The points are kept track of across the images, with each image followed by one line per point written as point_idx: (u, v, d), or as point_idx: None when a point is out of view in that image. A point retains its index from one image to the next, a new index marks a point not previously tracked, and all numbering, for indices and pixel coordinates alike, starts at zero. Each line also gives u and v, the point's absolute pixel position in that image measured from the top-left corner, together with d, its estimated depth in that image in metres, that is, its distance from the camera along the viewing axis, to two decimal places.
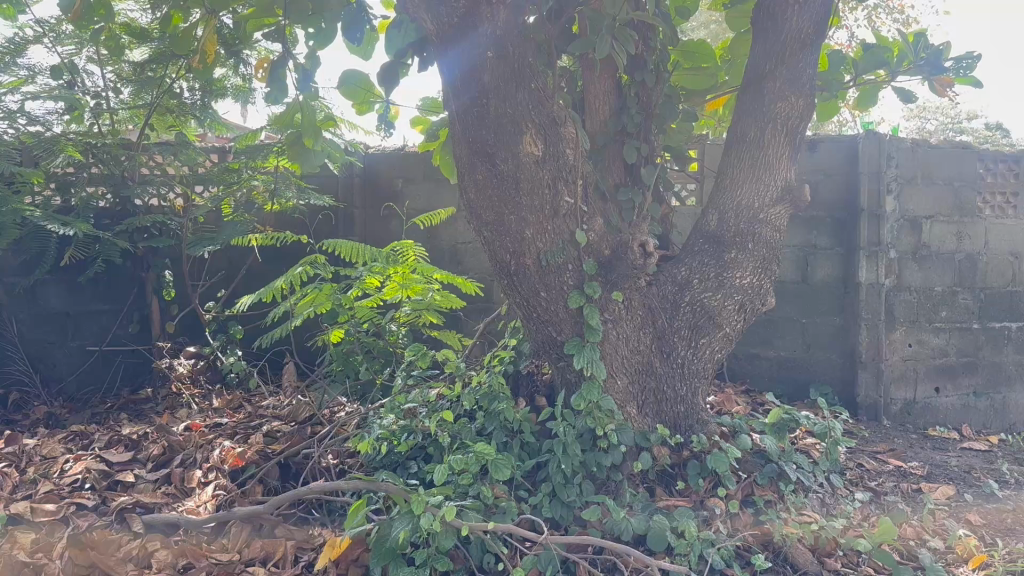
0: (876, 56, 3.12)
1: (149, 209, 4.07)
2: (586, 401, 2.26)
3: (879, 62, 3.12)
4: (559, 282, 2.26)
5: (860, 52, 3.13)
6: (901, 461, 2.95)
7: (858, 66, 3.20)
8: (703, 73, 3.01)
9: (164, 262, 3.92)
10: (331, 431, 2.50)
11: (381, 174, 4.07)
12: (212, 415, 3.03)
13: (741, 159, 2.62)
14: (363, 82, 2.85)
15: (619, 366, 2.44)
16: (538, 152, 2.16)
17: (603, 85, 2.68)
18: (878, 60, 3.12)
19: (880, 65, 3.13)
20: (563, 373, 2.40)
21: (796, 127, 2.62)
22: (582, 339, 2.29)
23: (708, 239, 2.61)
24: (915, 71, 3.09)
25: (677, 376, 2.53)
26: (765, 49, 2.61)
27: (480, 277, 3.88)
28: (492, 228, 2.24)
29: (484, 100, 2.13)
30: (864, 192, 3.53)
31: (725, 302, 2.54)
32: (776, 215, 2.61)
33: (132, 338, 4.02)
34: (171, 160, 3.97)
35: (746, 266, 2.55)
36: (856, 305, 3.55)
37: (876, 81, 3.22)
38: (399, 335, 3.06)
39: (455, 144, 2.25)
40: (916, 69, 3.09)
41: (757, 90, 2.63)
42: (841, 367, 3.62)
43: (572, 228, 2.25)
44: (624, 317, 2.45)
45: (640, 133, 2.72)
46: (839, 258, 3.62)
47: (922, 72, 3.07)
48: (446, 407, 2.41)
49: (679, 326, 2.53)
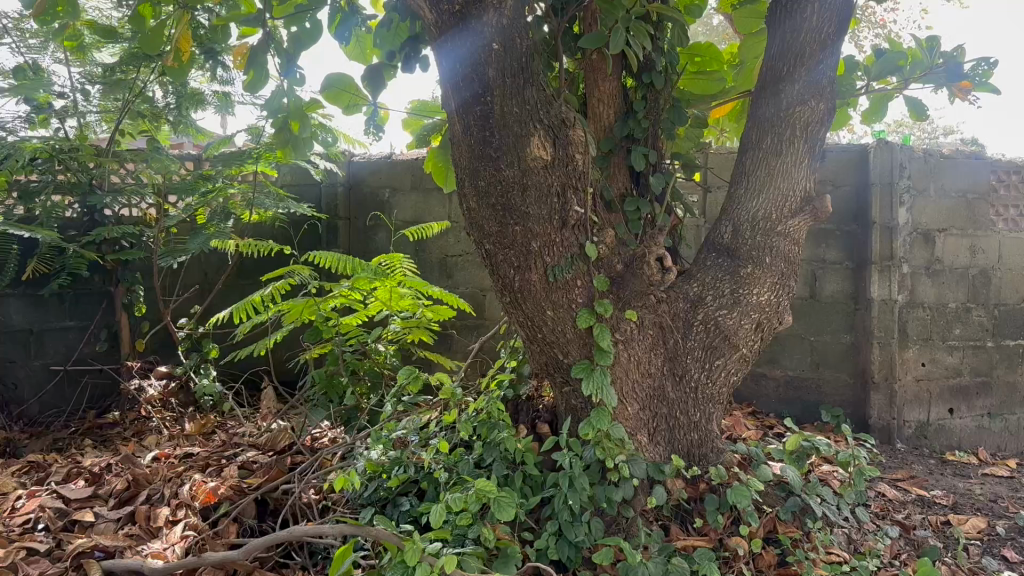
0: (892, 60, 2.89)
1: (119, 219, 3.85)
2: (594, 430, 2.08)
3: (895, 66, 2.89)
4: (567, 299, 2.05)
5: (876, 57, 2.89)
6: (924, 489, 2.77)
7: (872, 71, 2.98)
8: (712, 75, 2.83)
9: (135, 276, 3.68)
10: (313, 464, 2.28)
11: (365, 183, 3.86)
12: (182, 443, 2.79)
13: (758, 168, 2.44)
14: (348, 85, 2.61)
15: (629, 390, 2.24)
16: (546, 157, 1.97)
17: (609, 87, 2.50)
18: (895, 63, 2.88)
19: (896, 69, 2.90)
20: (568, 399, 2.20)
21: (816, 132, 2.42)
22: (592, 360, 2.08)
23: (722, 254, 2.42)
24: (929, 79, 2.91)
25: (690, 400, 2.34)
26: (782, 49, 2.43)
27: (471, 292, 3.68)
28: (495, 240, 2.03)
29: (488, 97, 1.93)
30: (876, 204, 3.35)
31: (743, 321, 2.35)
32: (795, 227, 2.41)
33: (100, 357, 3.78)
34: (143, 168, 3.75)
35: (764, 281, 2.35)
36: (868, 323, 3.36)
37: (889, 88, 3.02)
38: (387, 355, 2.83)
39: (453, 146, 2.05)
40: (929, 77, 2.91)
41: (774, 93, 2.44)
42: (851, 387, 3.44)
43: (582, 240, 2.05)
44: (635, 338, 2.24)
45: (648, 139, 2.53)
46: (847, 273, 3.45)
47: (936, 80, 2.88)
48: (440, 437, 2.20)
49: (692, 347, 2.34)
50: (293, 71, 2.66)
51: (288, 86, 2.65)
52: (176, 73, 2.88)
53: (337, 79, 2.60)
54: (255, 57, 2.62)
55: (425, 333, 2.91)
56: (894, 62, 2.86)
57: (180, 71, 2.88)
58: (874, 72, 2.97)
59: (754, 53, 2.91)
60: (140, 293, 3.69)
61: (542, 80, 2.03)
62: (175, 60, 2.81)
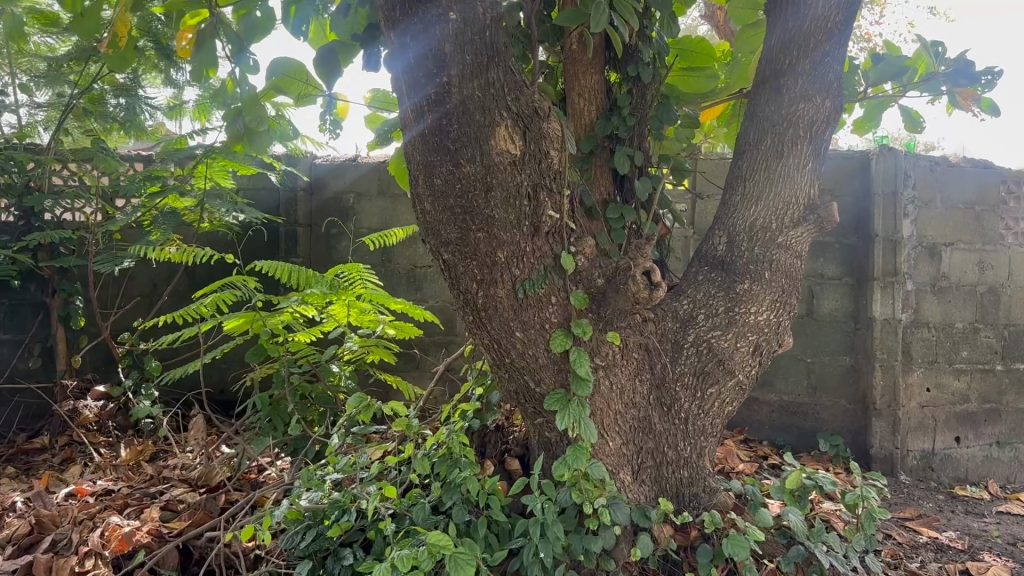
0: (894, 66, 2.63)
1: (59, 224, 3.53)
2: (570, 470, 1.80)
3: (897, 73, 2.64)
4: (539, 319, 1.77)
5: (876, 63, 2.64)
6: (936, 531, 2.50)
7: (871, 77, 2.73)
8: (702, 73, 2.55)
9: (74, 285, 3.36)
10: (246, 506, 1.98)
11: (327, 188, 3.57)
12: (107, 476, 2.47)
13: (756, 171, 2.18)
14: (298, 70, 2.32)
15: (612, 423, 1.95)
16: (514, 151, 1.69)
17: (591, 81, 2.23)
18: (897, 70, 2.62)
19: (898, 75, 2.64)
20: (540, 432, 1.92)
21: (822, 133, 2.16)
22: (568, 390, 1.80)
23: (716, 267, 2.16)
24: (928, 87, 2.67)
25: (679, 434, 2.07)
26: (783, 41, 2.17)
27: (441, 306, 3.39)
28: (455, 248, 1.74)
29: (447, 79, 1.66)
30: (879, 217, 3.09)
31: (739, 343, 2.08)
32: (797, 239, 2.15)
33: (34, 374, 3.43)
34: (85, 168, 3.45)
35: (763, 299, 2.09)
36: (869, 344, 3.11)
37: (887, 95, 2.77)
38: (342, 376, 2.54)
39: (404, 134, 1.77)
40: (929, 84, 2.66)
41: (774, 89, 2.19)
42: (851, 414, 3.18)
43: (556, 250, 1.79)
44: (618, 363, 1.96)
45: (634, 139, 2.26)
46: (848, 289, 3.19)
47: (937, 88, 2.64)
48: (392, 476, 1.90)
49: (681, 372, 2.08)
50: (244, 58, 2.37)
51: (240, 74, 2.34)
52: (116, 64, 2.33)
53: (285, 62, 2.29)
54: (202, 43, 2.33)
55: (384, 353, 2.62)
56: (895, 69, 2.60)
57: (122, 64, 2.33)
58: (873, 77, 2.72)
59: (750, 46, 2.63)
60: (79, 304, 3.37)
61: (514, 64, 1.76)
62: (113, 47, 2.26)
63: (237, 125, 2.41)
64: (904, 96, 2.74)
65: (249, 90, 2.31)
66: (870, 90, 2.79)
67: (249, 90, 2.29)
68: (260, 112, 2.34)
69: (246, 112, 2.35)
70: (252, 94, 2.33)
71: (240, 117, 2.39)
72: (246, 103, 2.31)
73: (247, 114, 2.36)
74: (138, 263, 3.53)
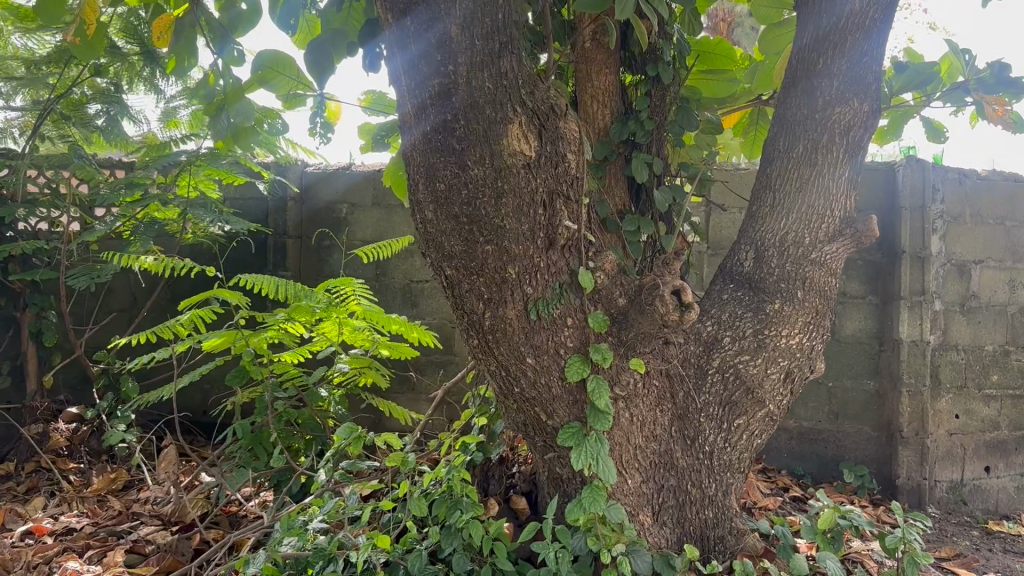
0: (920, 73, 2.39)
1: (33, 233, 3.32)
2: (585, 514, 1.58)
3: (924, 81, 2.40)
4: (553, 343, 1.57)
5: (901, 70, 2.40)
6: (976, 573, 2.30)
7: (894, 85, 2.48)
8: (721, 77, 2.34)
9: (47, 299, 3.15)
10: (220, 550, 1.77)
11: (318, 197, 3.37)
12: (72, 510, 2.26)
13: (787, 181, 1.98)
14: (282, 62, 2.13)
15: (631, 459, 1.75)
16: (528, 153, 1.50)
17: (607, 81, 2.05)
18: (925, 78, 2.38)
19: (924, 84, 2.40)
20: (551, 468, 1.72)
21: (861, 138, 1.95)
22: (584, 424, 1.59)
23: (743, 286, 1.97)
24: (952, 97, 2.42)
25: (704, 470, 1.87)
26: (817, 37, 1.98)
27: (438, 323, 3.19)
28: (458, 262, 1.54)
29: (451, 67, 1.47)
30: (906, 232, 2.91)
31: (769, 369, 1.88)
32: (833, 255, 1.95)
33: (4, 394, 3.21)
34: (61, 176, 3.25)
35: (795, 321, 1.89)
36: (896, 368, 2.91)
37: (908, 104, 2.53)
38: (332, 401, 2.34)
39: (403, 127, 1.57)
40: (953, 94, 2.41)
41: (806, 90, 1.99)
42: (875, 441, 2.99)
43: (573, 266, 1.59)
44: (639, 394, 1.76)
45: (653, 145, 2.07)
46: (871, 309, 3.01)
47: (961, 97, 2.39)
48: (386, 519, 1.70)
49: (706, 402, 1.88)
50: (228, 49, 2.22)
51: (223, 66, 2.20)
52: (83, 52, 2.08)
53: (269, 55, 2.11)
54: (181, 31, 2.17)
55: (377, 376, 2.42)
56: (924, 78, 2.36)
57: (89, 53, 2.09)
58: (896, 85, 2.48)
59: (775, 48, 2.43)
60: (52, 320, 3.16)
61: (526, 55, 1.57)
62: (82, 34, 2.03)
63: (221, 120, 2.30)
64: (928, 105, 2.51)
65: (232, 82, 2.17)
66: (891, 99, 2.55)
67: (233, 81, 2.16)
68: (245, 105, 2.20)
69: (230, 106, 2.22)
70: (236, 86, 2.19)
71: (223, 113, 2.29)
72: (229, 96, 2.18)
73: (230, 107, 2.21)
74: (116, 276, 3.32)
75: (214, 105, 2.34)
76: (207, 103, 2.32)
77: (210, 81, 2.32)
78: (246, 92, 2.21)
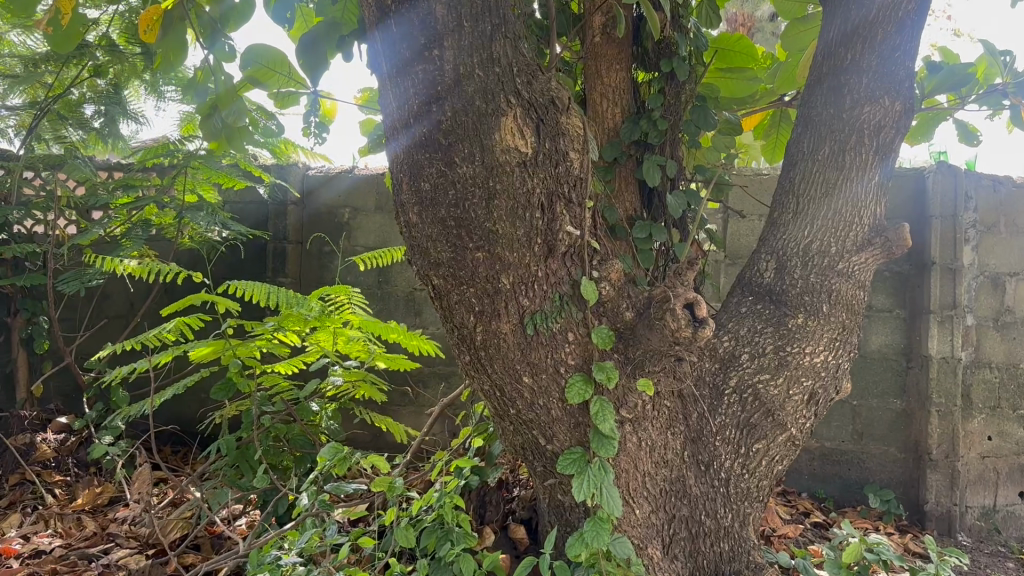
0: (956, 73, 2.23)
1: (28, 236, 3.21)
2: (587, 550, 1.43)
3: (960, 82, 2.24)
4: (553, 361, 1.43)
5: (934, 70, 2.23)
6: None
7: (926, 87, 2.32)
8: (742, 75, 2.18)
9: (39, 305, 3.03)
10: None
11: (320, 201, 3.26)
12: (46, 531, 2.16)
13: (810, 186, 1.84)
14: (276, 60, 1.99)
15: (639, 487, 1.61)
16: (524, 150, 1.36)
17: (617, 77, 1.91)
18: (961, 79, 2.22)
19: (960, 84, 2.24)
20: (551, 496, 1.58)
21: (892, 140, 1.79)
22: (586, 450, 1.45)
23: (763, 299, 1.82)
24: (989, 99, 2.27)
25: (719, 498, 1.72)
26: (844, 29, 1.82)
27: (441, 333, 3.05)
28: (448, 269, 1.40)
29: (436, 50, 1.34)
30: (937, 242, 2.75)
31: (791, 390, 1.73)
32: (861, 266, 1.79)
33: None
34: (56, 178, 3.13)
35: (820, 338, 1.74)
36: (924, 386, 2.75)
37: (942, 107, 2.37)
38: (324, 416, 2.21)
39: (388, 121, 1.44)
40: (990, 96, 2.26)
41: (832, 88, 1.84)
42: (902, 463, 2.82)
43: (576, 276, 1.45)
44: (649, 416, 1.62)
45: (666, 147, 1.93)
46: (899, 323, 2.84)
47: (998, 100, 2.24)
48: (369, 550, 1.56)
49: (723, 424, 1.73)
50: (218, 44, 2.08)
51: (214, 62, 2.06)
52: (59, 42, 1.99)
53: (262, 50, 1.96)
54: (169, 22, 2.02)
55: (373, 390, 2.28)
56: (960, 78, 2.20)
57: (66, 43, 2.00)
58: (929, 87, 2.32)
59: (799, 45, 2.28)
60: (44, 326, 3.04)
61: (524, 44, 1.44)
62: (55, 24, 1.93)
63: (214, 121, 2.16)
64: (963, 108, 2.35)
65: (224, 81, 2.02)
66: (923, 101, 2.39)
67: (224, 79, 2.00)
68: (238, 104, 2.06)
69: (223, 106, 2.07)
70: (229, 85, 2.04)
71: (216, 113, 2.15)
72: (221, 96, 2.03)
73: (222, 108, 2.06)
74: (111, 282, 3.21)
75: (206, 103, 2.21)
76: (198, 102, 2.19)
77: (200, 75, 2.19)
78: (239, 92, 2.06)
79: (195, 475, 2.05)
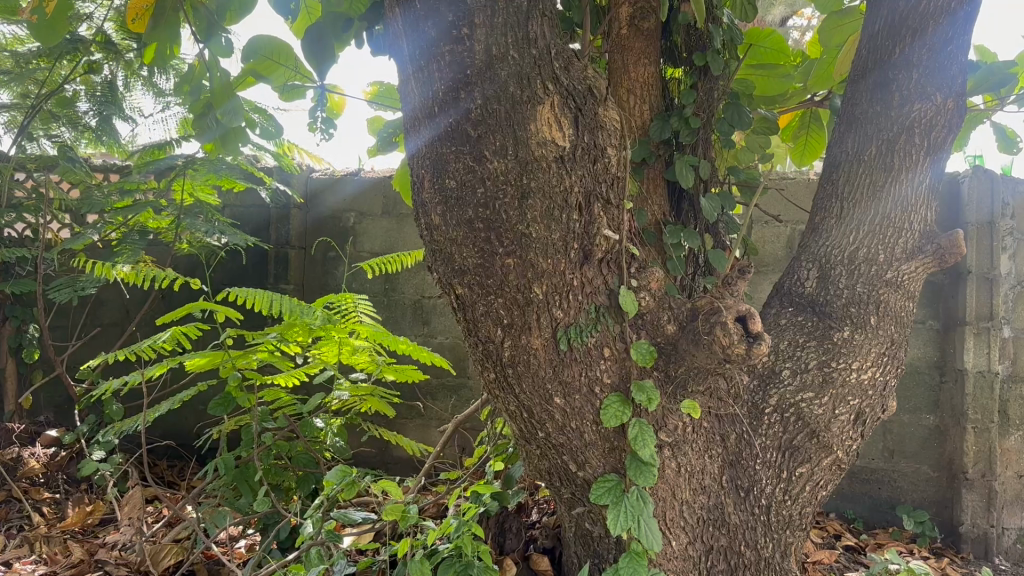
0: (997, 72, 2.07)
1: (20, 240, 3.08)
2: None
3: (1001, 81, 2.07)
4: (587, 380, 1.30)
5: (973, 69, 2.07)
6: None
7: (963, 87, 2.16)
8: (774, 73, 2.05)
9: (28, 312, 2.90)
10: None
11: (326, 205, 3.15)
12: (32, 558, 2.03)
13: (856, 188, 1.70)
14: (281, 51, 1.86)
15: (676, 516, 1.49)
16: (560, 146, 1.23)
17: (647, 72, 1.78)
18: (1002, 79, 2.06)
19: (1001, 84, 2.07)
20: (580, 525, 1.44)
21: (944, 138, 1.65)
22: (623, 478, 1.31)
23: (806, 310, 1.69)
24: None
25: (761, 527, 1.58)
26: (890, 20, 1.69)
27: (451, 343, 2.91)
28: (474, 277, 1.27)
29: (464, 29, 1.21)
30: (972, 250, 2.62)
31: (837, 410, 1.58)
32: (911, 276, 1.64)
33: None
34: (48, 178, 3.01)
35: (868, 353, 1.60)
36: (961, 403, 2.61)
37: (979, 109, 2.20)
38: (329, 432, 2.08)
39: (408, 114, 1.31)
40: None
41: (878, 83, 1.70)
42: (935, 482, 2.69)
43: (612, 285, 1.32)
44: (689, 439, 1.50)
45: (701, 146, 1.79)
46: (933, 336, 2.71)
47: None
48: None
49: (766, 447, 1.59)
50: (214, 37, 1.93)
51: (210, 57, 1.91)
52: (45, 33, 1.88)
53: (264, 41, 1.83)
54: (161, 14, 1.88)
55: (381, 404, 2.14)
56: (1002, 77, 2.03)
57: (50, 33, 1.88)
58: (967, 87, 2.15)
59: (836, 40, 2.13)
60: (34, 334, 2.91)
61: (559, 30, 1.32)
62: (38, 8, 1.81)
63: (208, 120, 2.03)
64: (1002, 110, 2.18)
65: (220, 77, 1.89)
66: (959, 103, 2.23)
67: (220, 76, 1.88)
68: (234, 103, 1.94)
69: (218, 106, 1.93)
70: (224, 82, 1.91)
71: (211, 113, 2.02)
72: (217, 94, 1.90)
73: (218, 106, 1.93)
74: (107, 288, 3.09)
75: (200, 104, 2.07)
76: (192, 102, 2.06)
77: (196, 72, 2.06)
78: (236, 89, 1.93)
79: (192, 495, 1.91)
